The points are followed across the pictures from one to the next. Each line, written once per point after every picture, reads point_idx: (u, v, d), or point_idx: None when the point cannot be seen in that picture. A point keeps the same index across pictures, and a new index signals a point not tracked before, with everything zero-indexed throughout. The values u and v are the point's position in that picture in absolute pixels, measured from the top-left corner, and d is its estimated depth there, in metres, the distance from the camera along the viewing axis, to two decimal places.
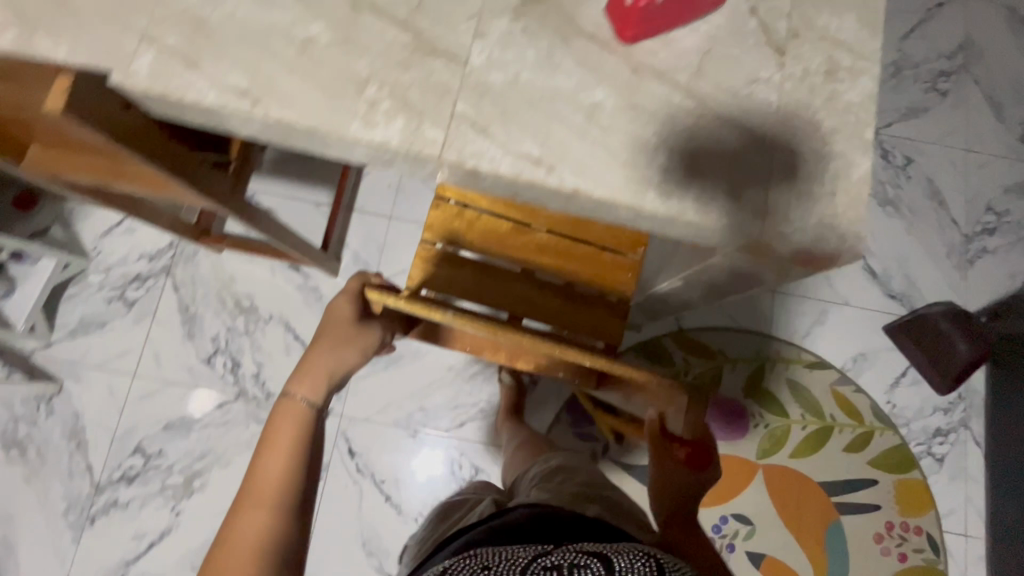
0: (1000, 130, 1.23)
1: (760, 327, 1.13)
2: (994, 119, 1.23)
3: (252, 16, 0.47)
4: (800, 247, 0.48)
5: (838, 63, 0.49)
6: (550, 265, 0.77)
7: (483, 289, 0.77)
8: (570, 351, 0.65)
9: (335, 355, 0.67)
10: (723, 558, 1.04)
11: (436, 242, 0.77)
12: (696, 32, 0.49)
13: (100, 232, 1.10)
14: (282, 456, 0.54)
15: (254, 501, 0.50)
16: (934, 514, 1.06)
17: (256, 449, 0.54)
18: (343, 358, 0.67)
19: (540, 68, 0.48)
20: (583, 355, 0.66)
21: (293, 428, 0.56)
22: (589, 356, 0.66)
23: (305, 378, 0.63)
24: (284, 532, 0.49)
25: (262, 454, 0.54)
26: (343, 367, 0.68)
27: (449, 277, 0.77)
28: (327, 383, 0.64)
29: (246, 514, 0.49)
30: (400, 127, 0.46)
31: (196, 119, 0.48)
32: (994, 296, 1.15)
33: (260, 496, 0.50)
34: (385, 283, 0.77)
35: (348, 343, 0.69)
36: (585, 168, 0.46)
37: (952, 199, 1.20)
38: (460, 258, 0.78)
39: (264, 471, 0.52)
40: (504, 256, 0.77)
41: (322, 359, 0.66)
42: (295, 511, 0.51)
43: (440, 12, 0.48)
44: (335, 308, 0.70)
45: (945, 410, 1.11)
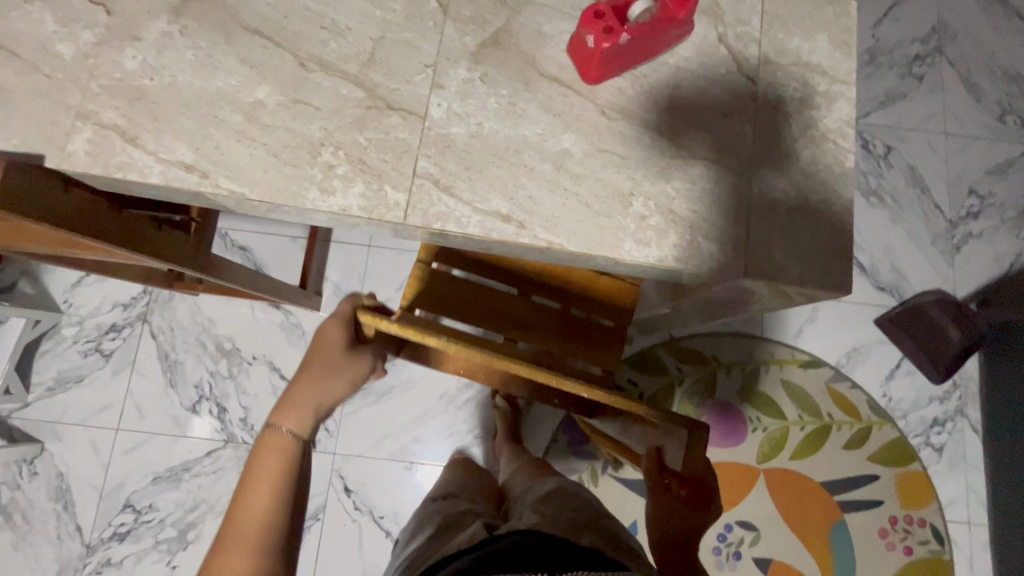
0: (980, 112, 1.21)
1: (752, 329, 1.12)
2: (973, 101, 1.22)
3: (195, 83, 0.44)
4: (788, 284, 0.46)
5: (813, 88, 0.47)
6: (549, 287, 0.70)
7: (475, 313, 0.70)
8: (565, 381, 0.57)
9: (323, 381, 0.62)
10: (729, 566, 1.03)
11: (431, 262, 0.71)
12: (664, 66, 0.47)
13: (71, 284, 1.06)
14: (266, 490, 0.51)
15: (236, 543, 0.47)
16: (937, 505, 1.06)
17: (238, 483, 0.52)
18: (331, 386, 0.62)
19: (503, 117, 0.45)
20: (580, 385, 0.57)
21: (278, 465, 0.54)
22: (588, 388, 0.57)
23: (292, 407, 0.59)
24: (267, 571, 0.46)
25: (245, 488, 0.51)
26: (331, 397, 0.63)
27: (438, 299, 0.70)
28: (314, 412, 0.60)
29: (227, 558, 0.46)
30: (360, 190, 0.44)
31: (145, 194, 0.45)
32: (983, 281, 1.14)
33: (242, 536, 0.48)
34: (378, 304, 0.72)
35: (337, 371, 0.63)
36: (558, 220, 0.44)
37: (935, 185, 1.19)
38: (452, 279, 0.71)
39: (246, 511, 0.50)
40: (501, 277, 0.71)
41: (309, 387, 0.61)
42: (279, 548, 0.48)
43: (394, 65, 0.46)
44: (325, 332, 0.65)
45: (942, 399, 1.10)
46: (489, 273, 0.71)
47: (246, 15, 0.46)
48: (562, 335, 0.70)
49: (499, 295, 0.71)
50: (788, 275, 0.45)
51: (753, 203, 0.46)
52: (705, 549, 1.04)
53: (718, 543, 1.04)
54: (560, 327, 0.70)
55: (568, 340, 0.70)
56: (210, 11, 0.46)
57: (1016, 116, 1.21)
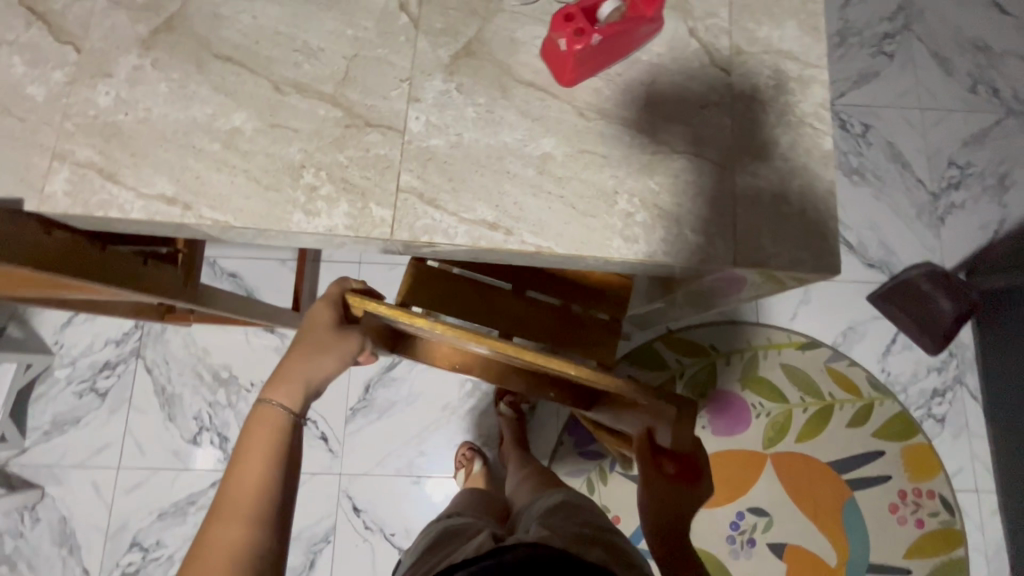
0: (952, 84, 1.23)
1: (747, 316, 1.13)
2: (944, 74, 1.24)
3: (170, 115, 0.44)
4: (778, 269, 0.46)
5: (786, 74, 0.48)
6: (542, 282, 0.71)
7: (469, 310, 0.70)
8: (549, 359, 0.55)
9: (314, 360, 0.55)
10: (745, 554, 1.03)
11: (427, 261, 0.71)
12: (637, 63, 0.48)
13: (60, 324, 1.05)
14: (260, 461, 0.48)
15: (230, 513, 0.45)
16: (944, 475, 1.06)
17: (234, 451, 0.49)
18: (323, 366, 0.56)
19: (482, 126, 0.45)
20: (564, 361, 0.55)
21: (269, 442, 0.49)
22: (573, 364, 0.56)
23: (279, 388, 0.53)
24: (267, 544, 0.44)
25: (241, 456, 0.48)
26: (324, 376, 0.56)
27: (433, 297, 0.70)
28: (306, 391, 0.54)
29: (222, 529, 0.44)
30: (345, 210, 0.43)
31: (128, 231, 0.45)
32: (970, 250, 1.15)
33: (237, 507, 0.45)
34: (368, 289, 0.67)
35: (326, 349, 0.56)
36: (545, 224, 0.44)
37: (915, 159, 1.20)
38: (450, 277, 0.71)
39: (238, 483, 0.46)
40: (496, 273, 0.71)
41: (299, 365, 0.55)
42: (276, 520, 0.46)
43: (369, 82, 0.46)
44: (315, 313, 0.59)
45: (939, 370, 1.11)
46: (487, 271, 0.71)
47: (216, 43, 0.46)
48: (557, 328, 0.70)
49: (495, 291, 0.70)
50: (777, 260, 0.45)
51: (738, 192, 0.46)
52: (719, 540, 1.04)
53: (732, 531, 1.04)
54: (553, 321, 0.70)
55: (563, 333, 0.70)
56: (180, 41, 0.46)
57: (988, 85, 1.23)
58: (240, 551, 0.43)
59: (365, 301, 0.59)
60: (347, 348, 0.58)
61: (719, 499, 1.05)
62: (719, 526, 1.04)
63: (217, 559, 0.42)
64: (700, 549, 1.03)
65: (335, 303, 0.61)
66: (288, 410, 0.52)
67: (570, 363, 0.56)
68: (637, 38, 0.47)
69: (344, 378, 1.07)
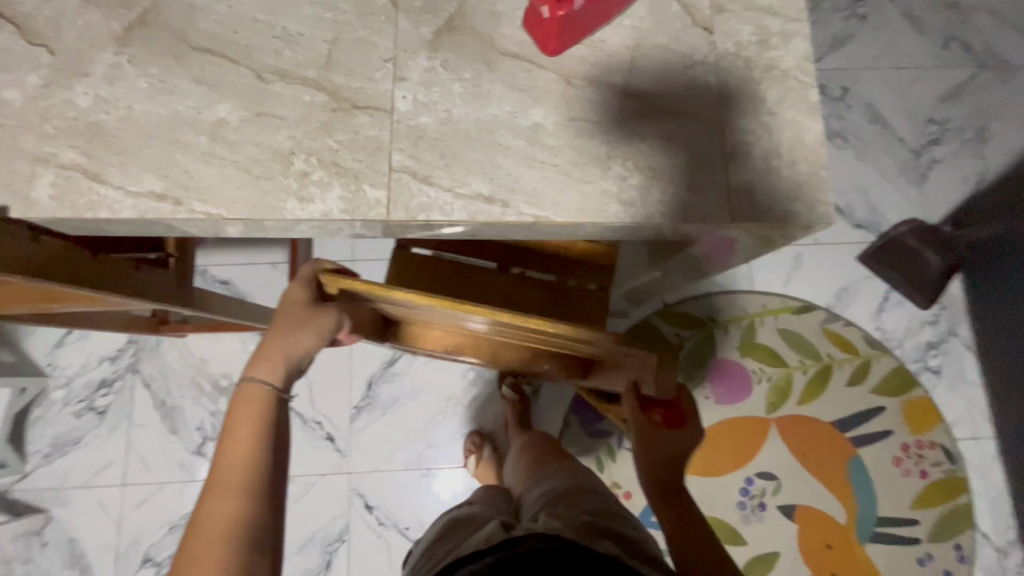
0: (925, 41, 1.24)
1: (741, 284, 1.14)
2: (917, 32, 1.25)
3: (153, 111, 0.44)
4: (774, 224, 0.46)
5: (768, 30, 0.48)
6: (528, 259, 0.71)
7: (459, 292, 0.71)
8: (525, 319, 0.54)
9: (296, 339, 0.55)
10: (756, 518, 1.04)
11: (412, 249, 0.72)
12: (620, 29, 0.48)
13: (52, 345, 1.03)
14: (248, 439, 0.48)
15: (220, 488, 0.44)
16: (944, 425, 1.08)
17: (220, 432, 0.48)
18: (304, 344, 0.55)
19: (470, 101, 0.45)
20: (541, 321, 0.54)
21: (257, 417, 0.49)
22: (550, 322, 0.54)
23: (263, 365, 0.53)
24: (260, 514, 0.44)
25: (227, 437, 0.48)
26: (305, 354, 0.56)
27: (422, 282, 0.71)
28: (289, 367, 0.54)
29: (214, 504, 0.43)
30: (339, 194, 0.43)
31: (118, 231, 0.44)
32: (955, 203, 1.17)
33: (227, 482, 0.45)
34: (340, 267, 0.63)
35: (305, 325, 0.56)
36: (541, 194, 0.44)
37: (894, 118, 1.21)
38: (437, 262, 0.72)
39: (227, 458, 0.46)
40: (480, 253, 0.71)
41: (280, 344, 0.54)
42: (270, 494, 0.46)
43: (352, 65, 0.45)
44: (289, 293, 0.58)
45: (932, 323, 1.13)
46: (469, 251, 0.72)
47: (194, 35, 0.45)
48: (544, 300, 0.71)
49: (478, 270, 0.71)
50: (772, 215, 0.46)
51: (729, 151, 0.46)
52: (730, 507, 1.05)
53: (742, 498, 1.05)
54: (544, 297, 0.71)
55: (551, 304, 0.71)
56: (157, 36, 0.45)
57: (960, 40, 1.24)
58: (234, 522, 0.43)
59: (337, 278, 0.57)
60: (326, 322, 0.57)
61: (727, 467, 1.06)
62: (730, 493, 1.06)
63: (210, 533, 0.42)
64: (712, 518, 1.05)
65: (308, 283, 0.60)
66: (272, 385, 0.52)
67: (547, 321, 0.54)
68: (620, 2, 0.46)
69: (345, 377, 1.07)
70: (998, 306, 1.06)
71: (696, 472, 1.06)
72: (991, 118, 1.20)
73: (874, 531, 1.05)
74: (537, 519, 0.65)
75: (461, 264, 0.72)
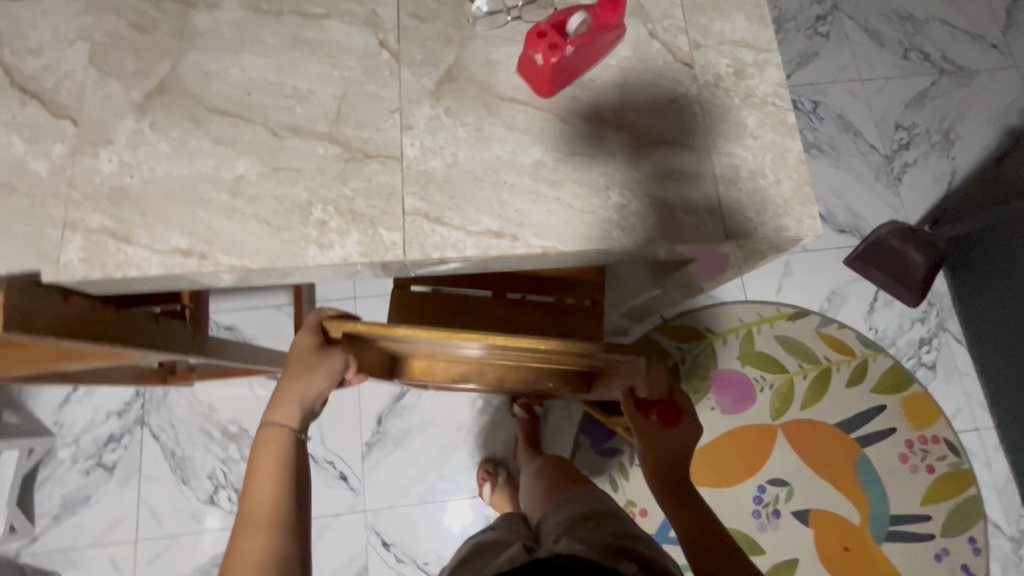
0: (886, 53, 1.32)
1: (735, 295, 1.17)
2: (877, 45, 1.32)
3: (175, 172, 0.46)
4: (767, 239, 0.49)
5: (743, 61, 0.52)
6: (524, 284, 0.74)
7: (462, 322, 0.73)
8: (520, 337, 0.56)
9: (307, 382, 0.54)
10: (772, 526, 1.05)
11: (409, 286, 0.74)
12: (607, 68, 0.51)
13: (58, 404, 1.03)
14: (275, 477, 0.49)
15: (251, 529, 0.45)
16: (944, 419, 1.11)
17: (248, 471, 0.49)
18: (315, 387, 0.54)
19: (474, 143, 0.48)
20: (535, 337, 0.56)
21: (279, 458, 0.50)
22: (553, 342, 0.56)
23: (279, 409, 0.53)
24: (289, 552, 0.45)
25: (255, 476, 0.49)
26: (317, 396, 0.55)
27: (424, 316, 0.73)
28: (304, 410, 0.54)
29: (246, 544, 0.44)
30: (357, 238, 0.45)
31: (145, 288, 0.46)
32: (930, 203, 1.22)
33: (257, 521, 0.46)
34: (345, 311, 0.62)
35: (312, 367, 0.55)
36: (547, 226, 0.47)
37: (865, 127, 1.27)
38: (436, 295, 0.74)
39: (256, 498, 0.47)
40: (477, 283, 0.73)
41: (294, 387, 0.54)
42: (296, 531, 0.47)
43: (361, 117, 0.48)
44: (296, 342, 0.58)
45: (922, 320, 1.17)
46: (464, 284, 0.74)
47: (210, 99, 0.48)
48: (545, 321, 0.73)
49: (475, 299, 0.73)
50: (764, 230, 0.49)
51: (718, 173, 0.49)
52: (745, 517, 1.06)
53: (757, 506, 1.06)
54: (545, 317, 0.73)
55: (551, 325, 0.73)
56: (175, 102, 0.48)
57: (918, 50, 1.32)
58: (265, 560, 0.44)
59: (343, 322, 0.58)
60: (334, 362, 0.56)
61: (738, 476, 1.07)
62: (744, 503, 1.06)
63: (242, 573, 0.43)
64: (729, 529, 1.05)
65: (311, 327, 0.59)
66: (290, 427, 0.52)
67: (545, 338, 0.56)
68: (606, 46, 0.50)
69: (354, 414, 1.07)
70: (983, 298, 1.10)
71: (708, 484, 1.07)
72: (955, 121, 1.27)
73: (889, 529, 1.06)
74: (558, 543, 0.65)
75: (459, 295, 0.74)
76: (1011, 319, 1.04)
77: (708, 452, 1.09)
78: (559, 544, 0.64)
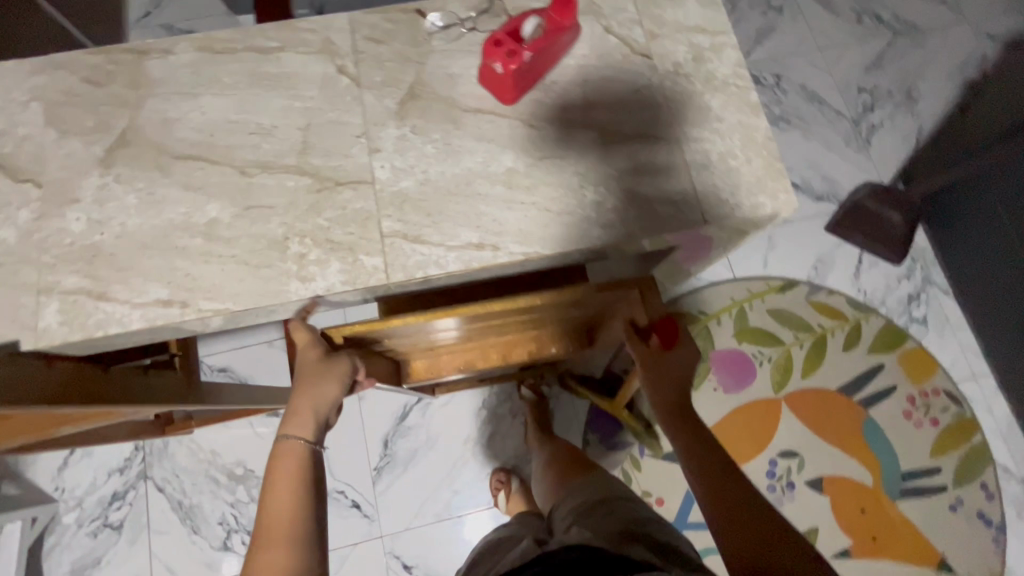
0: (840, 20, 1.34)
1: (723, 275, 1.19)
2: (830, 13, 1.34)
3: (146, 223, 0.45)
4: (745, 220, 0.49)
5: (701, 46, 0.53)
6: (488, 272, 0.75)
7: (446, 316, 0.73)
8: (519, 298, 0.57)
9: (323, 392, 0.54)
10: (788, 498, 1.05)
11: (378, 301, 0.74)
12: (567, 68, 0.52)
13: (58, 468, 1.01)
14: (291, 493, 0.47)
15: (269, 542, 0.44)
16: (941, 370, 1.12)
17: (263, 487, 0.48)
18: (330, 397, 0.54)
19: (445, 159, 0.48)
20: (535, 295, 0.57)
21: (299, 472, 0.49)
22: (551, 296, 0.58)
23: (295, 420, 0.52)
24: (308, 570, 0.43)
25: (270, 492, 0.47)
26: (332, 406, 0.54)
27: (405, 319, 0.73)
28: (320, 422, 0.53)
29: (263, 555, 0.43)
30: (338, 267, 0.45)
31: (131, 343, 0.45)
32: (901, 161, 1.24)
33: (275, 537, 0.44)
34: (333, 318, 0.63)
35: (324, 374, 0.55)
36: (527, 232, 0.47)
37: (828, 94, 1.29)
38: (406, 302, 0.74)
39: (274, 513, 0.46)
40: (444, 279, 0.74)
41: (309, 396, 0.53)
42: (317, 550, 0.45)
43: (329, 146, 0.48)
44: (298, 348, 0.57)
45: (908, 276, 1.18)
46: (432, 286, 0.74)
47: (174, 145, 0.48)
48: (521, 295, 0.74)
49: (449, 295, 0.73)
50: (741, 210, 0.49)
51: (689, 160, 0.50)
52: (760, 493, 1.06)
53: (770, 481, 1.07)
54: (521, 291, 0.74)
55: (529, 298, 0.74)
56: (139, 152, 0.47)
57: (871, 14, 1.34)
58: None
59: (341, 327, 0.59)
60: (343, 367, 0.56)
61: (749, 453, 1.08)
62: (758, 478, 1.07)
63: None
64: None
65: (308, 327, 0.59)
66: (306, 440, 0.51)
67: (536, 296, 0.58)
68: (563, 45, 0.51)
69: (360, 439, 1.06)
70: (966, 247, 1.11)
71: None
72: (915, 78, 1.29)
73: (902, 487, 1.06)
74: (570, 531, 0.65)
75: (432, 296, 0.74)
76: (993, 262, 1.06)
77: (716, 433, 1.09)
78: (570, 533, 0.64)
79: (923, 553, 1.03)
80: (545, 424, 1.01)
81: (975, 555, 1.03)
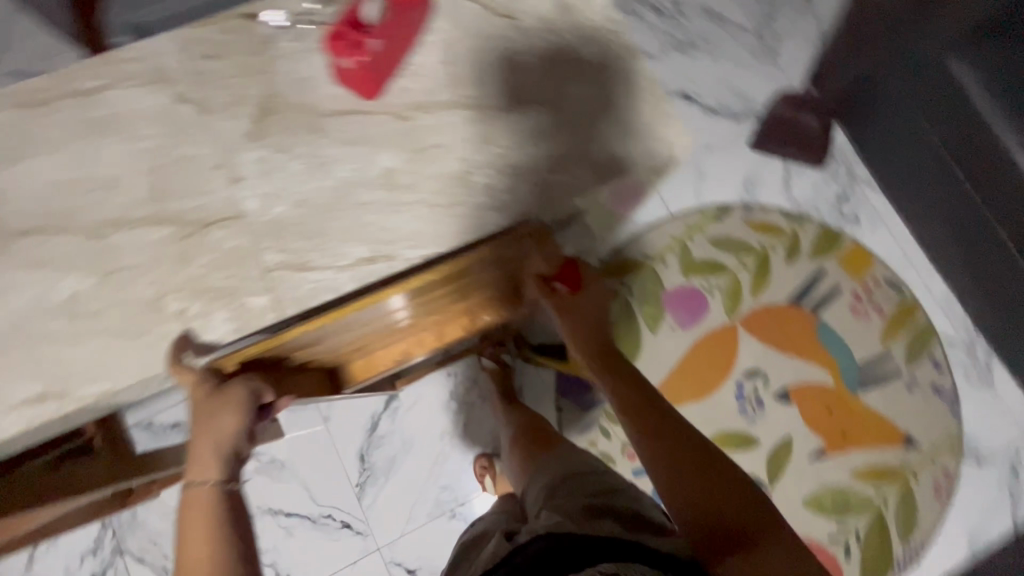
0: None
1: (658, 214, 1.19)
2: None
3: (28, 311, 0.45)
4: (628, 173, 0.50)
5: (550, 12, 0.53)
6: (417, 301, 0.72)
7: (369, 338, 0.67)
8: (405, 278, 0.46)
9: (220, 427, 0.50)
10: (759, 414, 1.09)
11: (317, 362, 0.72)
12: (424, 55, 0.50)
13: (24, 567, 0.96)
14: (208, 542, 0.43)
15: None
16: (879, 261, 1.16)
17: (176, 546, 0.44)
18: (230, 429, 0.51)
19: (316, 175, 0.47)
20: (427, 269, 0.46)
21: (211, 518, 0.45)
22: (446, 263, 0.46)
23: (195, 467, 0.48)
24: None
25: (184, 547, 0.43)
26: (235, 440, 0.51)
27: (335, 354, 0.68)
28: (224, 456, 0.49)
29: None
30: (225, 317, 0.45)
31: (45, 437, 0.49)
32: (807, 65, 1.24)
33: None
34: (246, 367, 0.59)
35: (216, 410, 0.51)
36: (419, 233, 0.46)
37: (727, 10, 1.27)
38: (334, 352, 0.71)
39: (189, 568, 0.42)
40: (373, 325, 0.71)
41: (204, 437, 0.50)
42: None
43: (195, 187, 0.47)
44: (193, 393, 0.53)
45: (834, 177, 1.21)
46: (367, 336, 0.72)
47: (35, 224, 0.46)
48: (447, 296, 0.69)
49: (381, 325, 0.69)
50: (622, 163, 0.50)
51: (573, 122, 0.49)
52: (733, 416, 1.09)
53: (739, 402, 1.10)
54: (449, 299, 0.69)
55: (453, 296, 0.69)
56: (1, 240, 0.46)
57: None
58: None
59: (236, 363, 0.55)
60: (237, 398, 0.53)
61: (715, 381, 1.11)
62: (728, 403, 1.10)
63: None
64: (722, 431, 1.08)
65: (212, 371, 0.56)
66: (211, 481, 0.47)
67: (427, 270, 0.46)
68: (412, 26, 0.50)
69: (335, 460, 1.04)
70: (879, 138, 1.13)
71: (691, 399, 1.10)
72: None
73: (860, 379, 1.11)
74: (540, 515, 0.65)
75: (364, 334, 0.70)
76: (902, 150, 1.09)
77: (681, 369, 1.11)
78: (540, 518, 0.64)
79: (889, 435, 1.09)
80: (508, 392, 1.01)
81: (934, 425, 1.10)
